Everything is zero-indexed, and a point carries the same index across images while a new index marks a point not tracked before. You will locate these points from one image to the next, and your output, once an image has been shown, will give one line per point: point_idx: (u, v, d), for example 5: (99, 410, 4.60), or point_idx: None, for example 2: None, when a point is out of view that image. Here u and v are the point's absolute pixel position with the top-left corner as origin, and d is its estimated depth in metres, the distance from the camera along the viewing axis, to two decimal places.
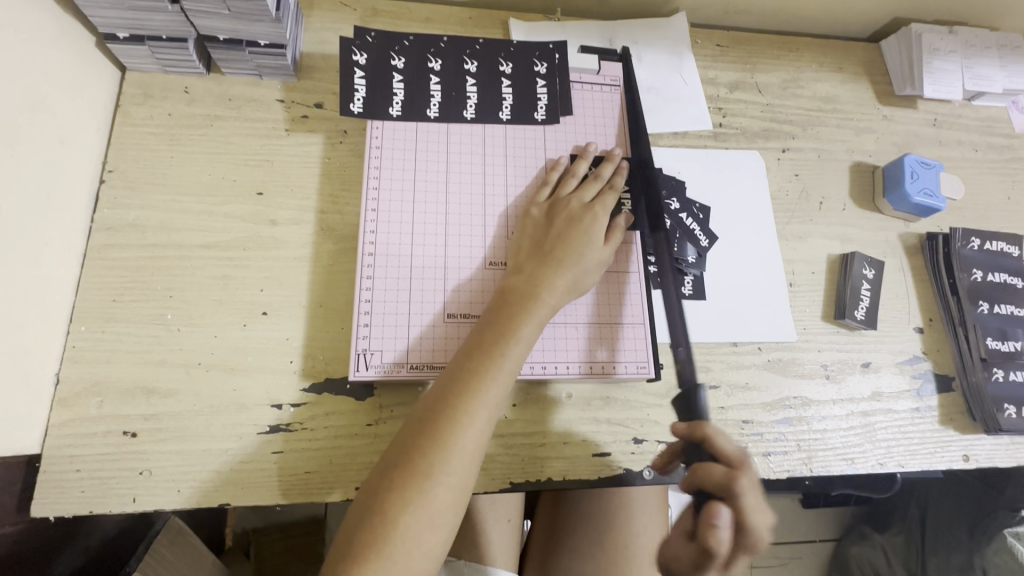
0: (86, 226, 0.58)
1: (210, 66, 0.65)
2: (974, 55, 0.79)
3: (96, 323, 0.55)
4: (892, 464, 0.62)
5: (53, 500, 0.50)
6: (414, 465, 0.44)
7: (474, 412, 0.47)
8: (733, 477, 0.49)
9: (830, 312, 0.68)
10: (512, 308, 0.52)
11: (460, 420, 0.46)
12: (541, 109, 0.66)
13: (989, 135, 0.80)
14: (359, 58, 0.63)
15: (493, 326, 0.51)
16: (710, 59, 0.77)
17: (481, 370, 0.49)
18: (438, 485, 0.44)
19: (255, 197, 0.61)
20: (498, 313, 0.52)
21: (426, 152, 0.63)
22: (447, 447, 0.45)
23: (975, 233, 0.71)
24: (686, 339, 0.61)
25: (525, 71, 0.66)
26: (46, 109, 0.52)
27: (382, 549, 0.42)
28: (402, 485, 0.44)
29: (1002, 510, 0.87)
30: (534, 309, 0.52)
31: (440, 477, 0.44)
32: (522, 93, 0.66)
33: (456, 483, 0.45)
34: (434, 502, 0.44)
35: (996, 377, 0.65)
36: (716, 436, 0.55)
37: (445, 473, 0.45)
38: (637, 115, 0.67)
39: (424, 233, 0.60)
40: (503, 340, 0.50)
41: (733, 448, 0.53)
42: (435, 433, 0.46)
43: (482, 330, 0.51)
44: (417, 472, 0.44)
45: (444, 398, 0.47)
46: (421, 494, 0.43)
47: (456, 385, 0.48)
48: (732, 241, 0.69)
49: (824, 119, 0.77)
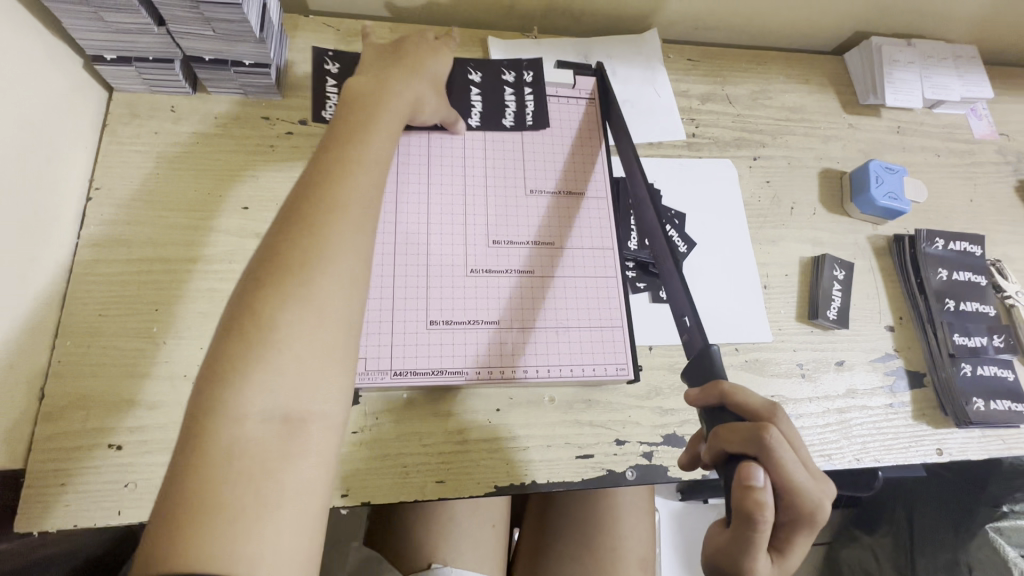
0: (73, 242, 0.59)
1: (196, 86, 0.67)
2: (931, 65, 0.83)
3: (81, 337, 0.56)
4: (868, 459, 0.64)
5: (36, 515, 0.50)
6: (232, 360, 0.38)
7: (296, 311, 0.40)
8: (763, 431, 0.41)
9: (803, 312, 0.70)
10: (328, 157, 0.47)
11: (281, 314, 0.39)
12: (513, 117, 0.69)
13: (950, 140, 0.84)
14: (330, 67, 0.66)
15: (313, 194, 0.44)
16: (682, 72, 0.81)
17: (304, 251, 0.41)
18: (257, 378, 0.37)
19: (241, 212, 0.63)
20: (299, 207, 0.44)
21: (408, 164, 0.64)
22: (269, 353, 0.38)
23: (939, 234, 0.74)
24: (690, 305, 0.52)
25: (493, 79, 0.70)
26: (35, 130, 0.54)
27: (192, 495, 0.33)
28: (205, 411, 0.36)
29: (984, 507, 0.90)
30: (360, 163, 0.47)
31: (236, 452, 0.35)
32: (494, 103, 0.69)
33: (280, 393, 0.38)
34: (255, 425, 0.36)
35: (964, 371, 0.67)
36: (736, 389, 0.45)
37: (251, 398, 0.37)
38: (609, 104, 0.69)
39: (405, 247, 0.61)
40: (304, 241, 0.42)
41: (760, 398, 0.43)
42: (255, 328, 0.39)
43: (286, 223, 0.43)
44: (236, 365, 0.37)
45: (270, 284, 0.40)
46: (220, 463, 0.35)
47: (244, 321, 0.39)
48: (709, 246, 0.71)
49: (793, 128, 0.80)
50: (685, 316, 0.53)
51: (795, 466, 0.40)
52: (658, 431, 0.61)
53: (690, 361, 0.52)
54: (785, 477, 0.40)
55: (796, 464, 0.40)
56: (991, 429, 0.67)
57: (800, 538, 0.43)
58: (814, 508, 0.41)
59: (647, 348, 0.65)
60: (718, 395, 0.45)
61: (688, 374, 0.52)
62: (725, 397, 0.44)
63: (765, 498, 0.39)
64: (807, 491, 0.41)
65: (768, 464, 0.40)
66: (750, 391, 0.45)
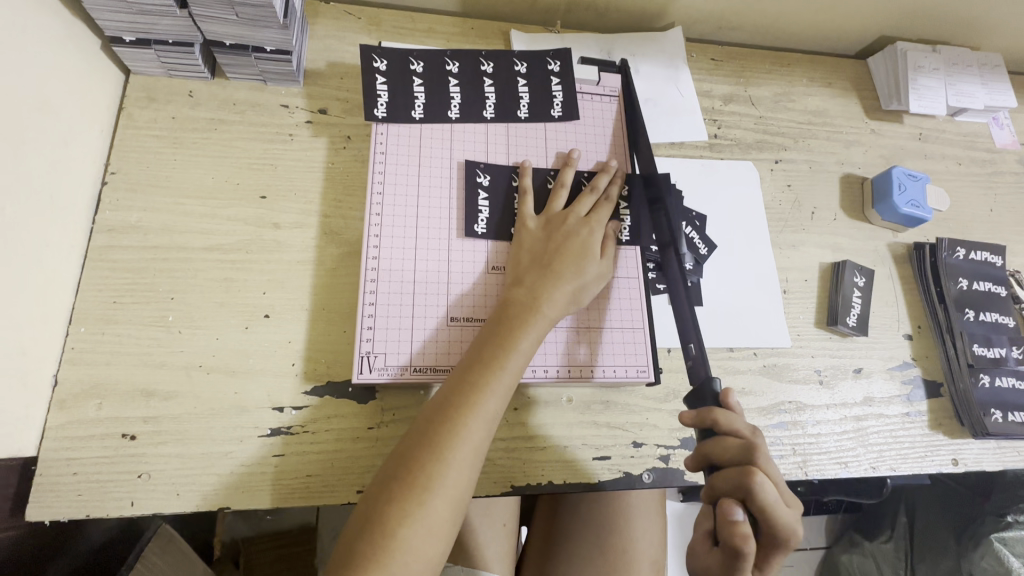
0: (88, 227, 0.57)
1: (214, 71, 0.66)
2: (957, 72, 0.82)
3: (96, 324, 0.55)
4: (883, 467, 0.64)
5: (48, 504, 0.49)
6: (433, 451, 0.46)
7: (488, 407, 0.49)
8: (749, 472, 0.45)
9: (822, 318, 0.69)
10: (501, 327, 0.52)
11: (474, 414, 0.48)
12: (557, 106, 0.67)
13: (971, 149, 0.83)
14: (380, 65, 0.64)
15: (501, 333, 0.52)
16: (705, 72, 0.80)
17: (499, 363, 0.50)
18: (454, 470, 0.46)
19: (259, 201, 0.62)
20: (499, 326, 0.52)
21: (430, 156, 0.63)
22: (461, 448, 0.47)
23: (960, 243, 0.73)
24: (697, 334, 0.55)
25: (539, 71, 0.68)
26: (51, 111, 0.52)
27: (382, 552, 0.42)
28: (404, 495, 0.44)
29: (988, 517, 0.90)
30: (533, 323, 0.53)
31: (438, 493, 0.45)
32: (538, 93, 0.67)
33: (465, 481, 0.46)
34: (442, 490, 0.45)
35: (983, 382, 0.67)
36: (727, 417, 0.48)
37: (447, 483, 0.45)
38: (635, 104, 0.68)
39: (391, 264, 0.58)
40: (501, 354, 0.51)
41: (744, 424, 0.48)
42: (453, 423, 0.47)
43: (483, 341, 0.52)
44: (438, 455, 0.46)
45: (469, 388, 0.49)
46: (421, 506, 0.44)
47: (457, 394, 0.49)
48: (730, 250, 0.70)
49: (815, 132, 0.80)
50: (691, 342, 0.56)
51: (776, 502, 0.45)
52: (676, 434, 0.61)
53: (693, 390, 0.54)
54: (768, 510, 0.44)
55: (777, 501, 0.45)
56: (1006, 440, 0.67)
57: (775, 559, 0.47)
58: (794, 538, 0.46)
59: (666, 350, 0.64)
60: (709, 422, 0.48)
61: (690, 399, 0.54)
62: (715, 424, 0.48)
63: (747, 532, 0.43)
64: (785, 522, 0.45)
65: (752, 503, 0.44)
66: (735, 417, 0.49)
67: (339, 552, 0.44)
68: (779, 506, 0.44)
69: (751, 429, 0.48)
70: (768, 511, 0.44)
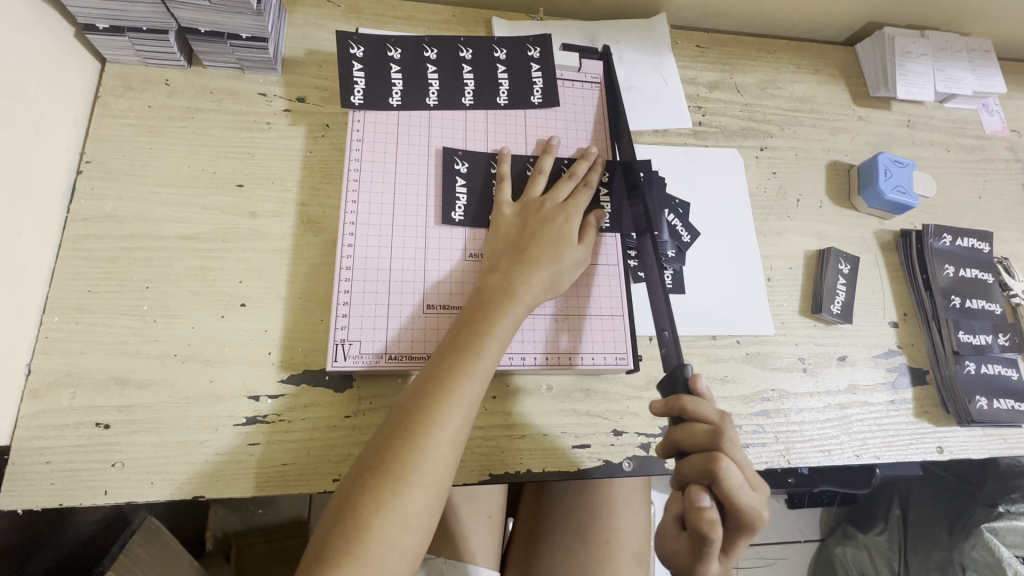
0: (62, 216, 0.57)
1: (191, 59, 0.65)
2: (945, 58, 0.81)
3: (70, 313, 0.54)
4: (868, 455, 0.63)
5: (21, 493, 0.49)
6: (408, 440, 0.45)
7: (464, 394, 0.48)
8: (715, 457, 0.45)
9: (807, 306, 0.69)
10: (477, 314, 0.52)
11: (449, 401, 0.47)
12: (537, 93, 0.67)
13: (960, 136, 0.82)
14: (357, 52, 0.63)
15: (476, 320, 0.51)
16: (690, 59, 0.79)
17: (473, 350, 0.50)
18: (429, 459, 0.45)
19: (235, 190, 0.61)
20: (474, 313, 0.52)
21: (407, 144, 0.62)
22: (436, 436, 0.46)
23: (947, 230, 0.72)
24: (669, 322, 0.56)
25: (519, 57, 0.67)
26: (22, 98, 0.52)
27: (358, 544, 0.42)
28: (379, 484, 0.44)
29: (981, 507, 0.88)
30: (510, 310, 0.52)
31: (414, 483, 0.44)
32: (517, 79, 0.67)
33: (442, 470, 0.46)
34: (418, 479, 0.44)
35: (968, 369, 0.66)
36: (694, 403, 0.48)
37: (423, 471, 0.45)
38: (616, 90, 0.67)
39: (367, 251, 0.58)
40: (476, 341, 0.50)
41: (712, 410, 0.48)
42: (427, 411, 0.47)
43: (458, 329, 0.51)
44: (413, 444, 0.45)
45: (443, 375, 0.48)
46: (397, 495, 0.44)
47: (431, 382, 0.48)
48: (714, 237, 0.70)
49: (801, 119, 0.79)
50: (665, 329, 0.57)
51: (743, 485, 0.45)
52: (657, 422, 0.60)
53: (666, 377, 0.55)
54: (732, 494, 0.44)
55: (743, 485, 0.44)
56: (992, 428, 0.67)
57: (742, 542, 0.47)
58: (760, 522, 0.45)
59: (648, 338, 0.64)
60: (678, 408, 0.49)
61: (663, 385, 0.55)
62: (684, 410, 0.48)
63: (713, 516, 0.43)
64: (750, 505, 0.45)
65: (717, 488, 0.44)
66: (704, 402, 0.49)
67: (315, 546, 0.43)
68: (745, 489, 0.44)
69: (720, 414, 0.48)
70: (733, 496, 0.44)
